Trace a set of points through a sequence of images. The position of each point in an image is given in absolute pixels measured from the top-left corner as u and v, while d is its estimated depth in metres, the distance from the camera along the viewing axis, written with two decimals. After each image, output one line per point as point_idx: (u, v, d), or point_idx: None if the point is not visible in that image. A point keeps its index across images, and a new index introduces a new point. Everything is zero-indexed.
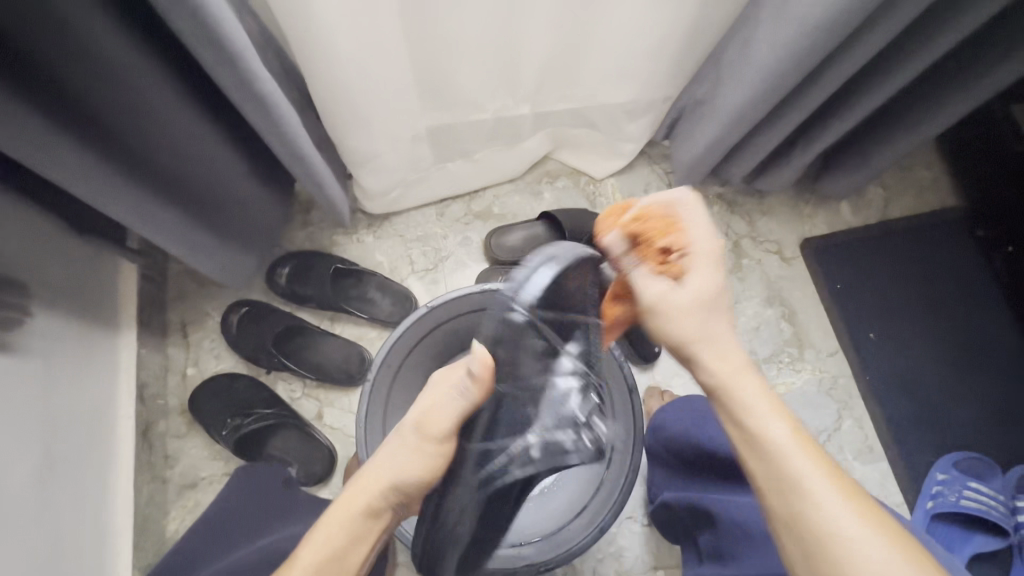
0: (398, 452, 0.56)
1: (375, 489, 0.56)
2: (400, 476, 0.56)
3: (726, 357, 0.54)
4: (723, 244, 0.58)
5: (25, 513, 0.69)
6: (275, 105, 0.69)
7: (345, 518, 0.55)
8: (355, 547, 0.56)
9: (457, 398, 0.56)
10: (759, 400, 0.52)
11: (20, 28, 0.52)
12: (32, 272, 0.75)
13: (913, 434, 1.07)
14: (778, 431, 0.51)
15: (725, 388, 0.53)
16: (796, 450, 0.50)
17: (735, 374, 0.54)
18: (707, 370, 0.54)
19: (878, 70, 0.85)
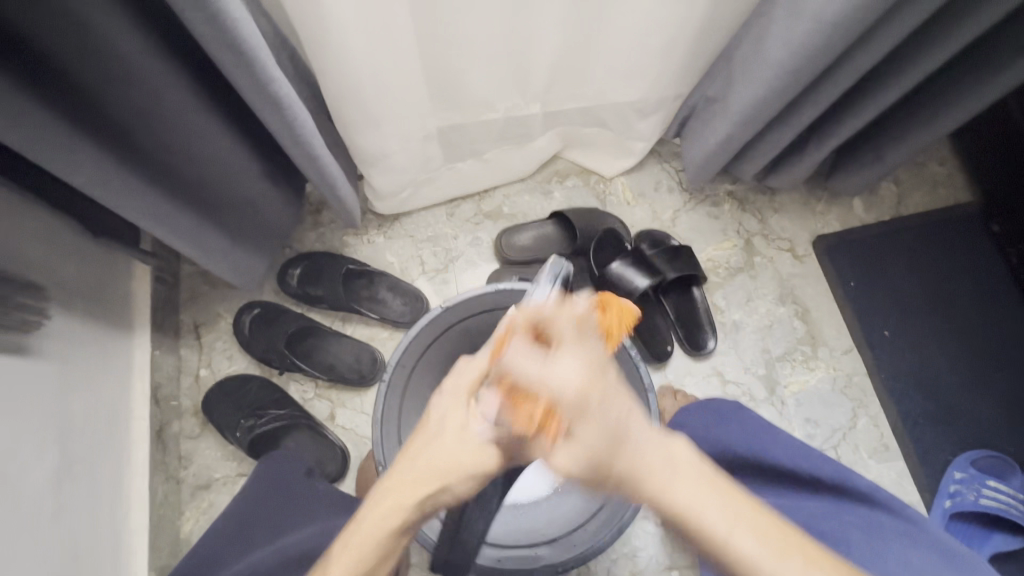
0: (447, 469, 0.56)
1: (411, 507, 0.54)
2: (447, 492, 0.56)
3: (653, 462, 0.46)
4: (598, 352, 0.48)
5: (44, 514, 0.69)
6: (289, 107, 0.69)
7: (383, 532, 0.53)
8: (386, 562, 0.54)
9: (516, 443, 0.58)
10: (701, 503, 0.45)
11: (41, 32, 0.53)
12: (48, 275, 0.75)
13: (930, 432, 1.06)
14: (717, 524, 0.44)
15: (662, 497, 0.46)
16: (760, 550, 0.43)
17: (665, 475, 0.46)
18: (645, 493, 0.46)
19: (892, 66, 0.84)
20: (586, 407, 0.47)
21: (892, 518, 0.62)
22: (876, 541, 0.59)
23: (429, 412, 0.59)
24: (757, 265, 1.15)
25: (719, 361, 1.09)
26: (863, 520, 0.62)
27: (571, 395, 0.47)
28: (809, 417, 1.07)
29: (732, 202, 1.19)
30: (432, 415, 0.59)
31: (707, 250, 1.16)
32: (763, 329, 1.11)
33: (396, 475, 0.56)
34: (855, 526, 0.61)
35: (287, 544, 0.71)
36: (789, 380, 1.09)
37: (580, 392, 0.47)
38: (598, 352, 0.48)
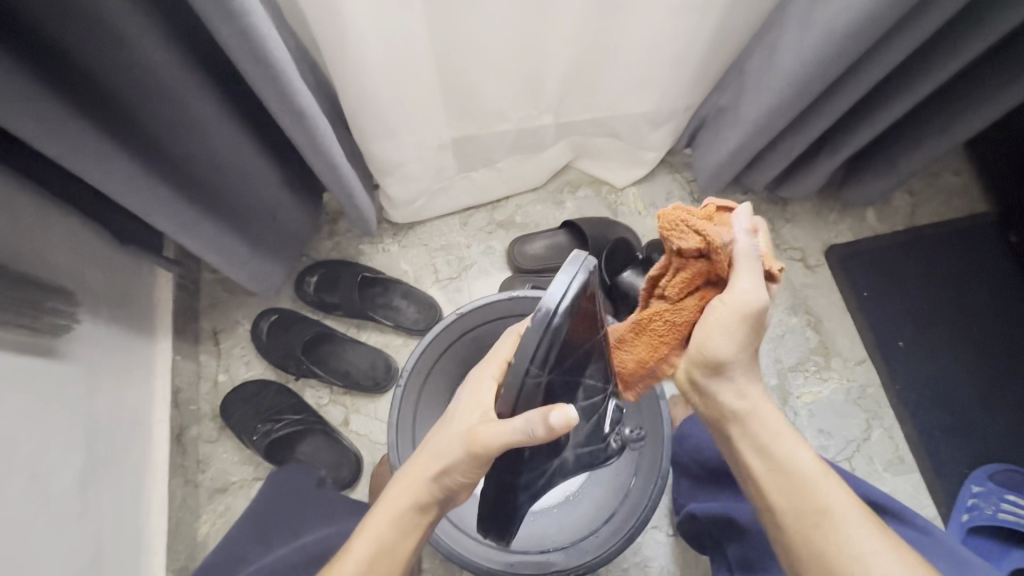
0: (446, 457, 0.57)
1: (418, 488, 0.59)
2: (451, 477, 0.58)
3: (745, 388, 0.57)
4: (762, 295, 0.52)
5: (68, 512, 0.71)
6: (311, 118, 0.72)
7: (399, 511, 0.59)
8: (407, 539, 0.59)
9: (519, 428, 0.53)
10: (780, 428, 0.56)
11: (84, 48, 0.56)
12: (77, 281, 0.78)
13: (947, 444, 1.04)
14: (803, 456, 0.54)
15: (750, 418, 0.56)
16: (819, 473, 0.53)
17: (761, 405, 0.56)
18: (730, 399, 0.57)
19: (905, 76, 0.85)
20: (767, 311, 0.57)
21: (901, 527, 0.63)
22: None
23: (449, 402, 0.62)
24: None
25: None
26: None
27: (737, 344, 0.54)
28: (822, 428, 1.06)
29: None
30: (449, 409, 0.62)
31: None
32: (775, 339, 1.11)
33: (415, 459, 0.60)
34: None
35: (305, 544, 0.72)
36: (801, 390, 1.08)
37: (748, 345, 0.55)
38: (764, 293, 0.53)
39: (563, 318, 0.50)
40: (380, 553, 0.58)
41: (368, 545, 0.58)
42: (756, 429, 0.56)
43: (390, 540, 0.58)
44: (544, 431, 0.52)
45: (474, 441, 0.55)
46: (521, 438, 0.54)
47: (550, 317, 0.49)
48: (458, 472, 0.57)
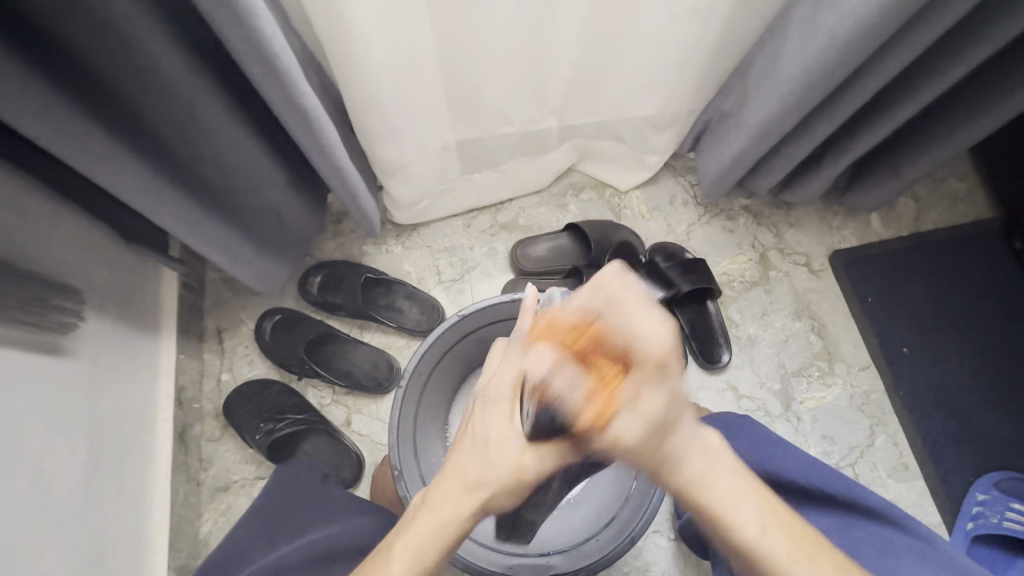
0: (496, 483, 0.53)
1: (461, 518, 0.52)
2: (496, 503, 0.54)
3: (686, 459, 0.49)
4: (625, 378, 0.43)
5: (71, 509, 0.72)
6: (316, 119, 0.72)
7: (440, 537, 0.52)
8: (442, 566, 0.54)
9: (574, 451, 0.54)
10: (730, 501, 0.48)
11: (93, 51, 0.57)
12: (84, 279, 0.79)
13: (952, 451, 1.03)
14: (756, 536, 0.48)
15: (691, 496, 0.49)
16: (776, 553, 0.48)
17: (707, 480, 0.48)
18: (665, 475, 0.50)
19: (909, 81, 0.85)
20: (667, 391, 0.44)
21: (904, 536, 0.62)
22: (889, 559, 0.59)
23: (473, 422, 0.56)
24: (772, 279, 1.15)
25: (734, 375, 1.09)
26: (874, 537, 0.63)
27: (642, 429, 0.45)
28: (825, 434, 1.05)
29: (747, 216, 1.19)
30: (474, 424, 0.56)
31: (722, 263, 1.16)
32: (778, 344, 1.11)
33: (454, 481, 0.54)
34: (866, 541, 0.62)
35: (307, 543, 0.73)
36: (804, 396, 1.08)
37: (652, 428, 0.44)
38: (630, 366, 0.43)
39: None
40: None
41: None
42: (707, 513, 0.49)
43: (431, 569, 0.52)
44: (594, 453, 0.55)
45: (524, 468, 0.52)
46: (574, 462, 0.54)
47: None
48: (506, 498, 0.54)
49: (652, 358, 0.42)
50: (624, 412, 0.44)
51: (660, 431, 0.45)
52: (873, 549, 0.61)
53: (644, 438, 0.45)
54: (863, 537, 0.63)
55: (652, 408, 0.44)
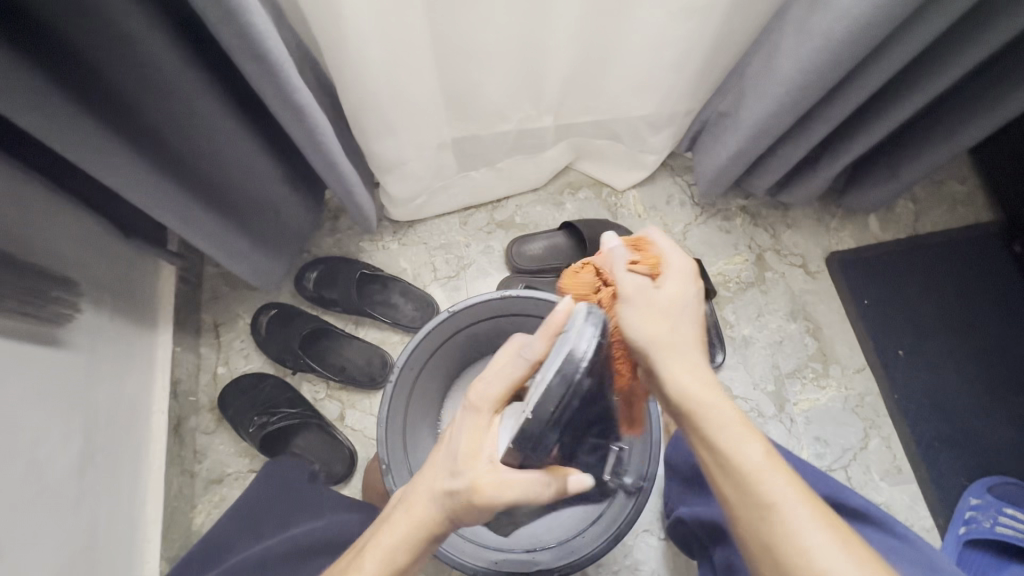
0: (460, 503, 0.53)
1: (431, 527, 0.54)
2: (463, 518, 0.54)
3: (692, 370, 0.53)
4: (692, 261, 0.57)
5: (65, 498, 0.73)
6: (312, 115, 0.73)
7: (410, 546, 0.54)
8: (416, 566, 0.56)
9: (530, 486, 0.53)
10: (729, 417, 0.51)
11: (91, 45, 0.57)
12: (80, 272, 0.80)
13: (945, 455, 1.03)
14: (755, 454, 0.50)
15: (696, 406, 0.52)
16: (770, 470, 0.49)
17: (709, 397, 0.52)
18: (672, 382, 0.53)
19: (906, 83, 0.84)
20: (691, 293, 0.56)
21: (879, 531, 0.63)
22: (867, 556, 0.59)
23: (449, 429, 0.55)
24: (768, 280, 1.14)
25: (728, 375, 1.09)
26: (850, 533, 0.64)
27: (672, 304, 0.55)
28: (819, 436, 1.05)
29: (744, 216, 1.19)
30: (450, 432, 0.55)
31: (718, 263, 1.16)
32: (773, 345, 1.10)
33: (427, 494, 0.54)
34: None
35: (295, 535, 0.73)
36: (798, 397, 1.07)
37: (687, 301, 0.55)
38: (680, 257, 0.57)
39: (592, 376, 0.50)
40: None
41: (375, 573, 0.54)
42: (709, 424, 0.51)
43: (400, 570, 0.55)
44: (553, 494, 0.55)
45: (481, 495, 0.51)
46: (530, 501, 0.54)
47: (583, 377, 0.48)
48: (472, 517, 0.54)
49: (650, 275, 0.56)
50: (630, 309, 0.55)
51: (686, 317, 0.55)
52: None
53: (648, 332, 0.54)
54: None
55: (657, 311, 0.54)
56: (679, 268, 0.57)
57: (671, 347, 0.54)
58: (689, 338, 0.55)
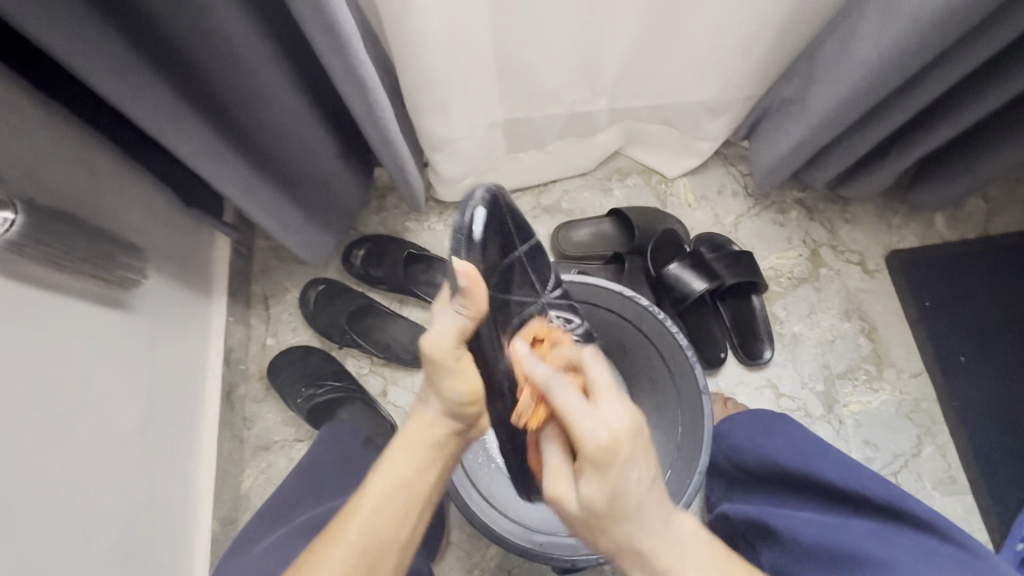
0: (433, 386, 0.58)
1: (433, 420, 0.59)
2: (448, 404, 0.58)
3: (666, 544, 0.48)
4: (623, 430, 0.47)
5: (128, 454, 0.76)
6: (372, 90, 0.72)
7: (414, 446, 0.58)
8: (427, 476, 0.58)
9: (450, 314, 0.57)
10: None
11: (170, 20, 0.59)
12: (147, 239, 0.83)
13: (1006, 468, 0.98)
14: None
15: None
16: None
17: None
18: (619, 547, 0.49)
19: (993, 71, 0.79)
20: (610, 484, 0.47)
21: (946, 543, 0.55)
22: (926, 565, 0.53)
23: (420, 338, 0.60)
24: (823, 276, 1.10)
25: (775, 373, 1.06)
26: (913, 544, 0.56)
27: (594, 490, 0.47)
28: (869, 440, 1.02)
29: (800, 210, 1.14)
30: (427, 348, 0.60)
31: (769, 258, 1.12)
32: (824, 344, 1.07)
33: (415, 404, 0.61)
34: (899, 546, 0.56)
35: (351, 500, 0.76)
36: (848, 399, 1.04)
37: (622, 485, 0.47)
38: (625, 436, 0.46)
39: (473, 232, 0.63)
40: (398, 491, 0.56)
41: (386, 486, 0.56)
42: None
43: (408, 478, 0.57)
44: (468, 299, 0.56)
45: (429, 357, 0.56)
46: (465, 322, 0.57)
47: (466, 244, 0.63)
48: (451, 390, 0.57)
49: (602, 446, 0.46)
50: (569, 478, 0.51)
51: (635, 497, 0.47)
52: (910, 556, 0.55)
53: (581, 512, 0.49)
54: (899, 543, 0.56)
55: (596, 487, 0.47)
56: (602, 448, 0.46)
57: (602, 524, 0.48)
58: (650, 512, 0.48)
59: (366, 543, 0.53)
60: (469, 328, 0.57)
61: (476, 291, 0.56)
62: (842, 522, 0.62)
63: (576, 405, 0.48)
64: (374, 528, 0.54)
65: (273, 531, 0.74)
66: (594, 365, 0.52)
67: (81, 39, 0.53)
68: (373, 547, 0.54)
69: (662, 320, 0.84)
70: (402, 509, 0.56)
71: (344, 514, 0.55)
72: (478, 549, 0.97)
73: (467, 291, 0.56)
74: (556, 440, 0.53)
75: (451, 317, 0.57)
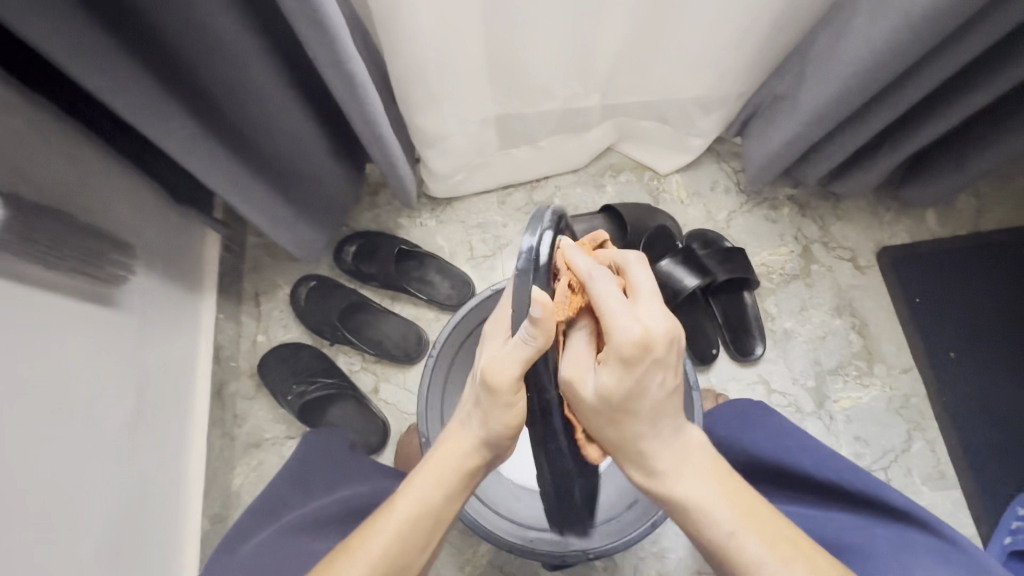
0: (481, 414, 0.57)
1: (470, 447, 0.59)
2: (488, 432, 0.58)
3: (671, 450, 0.54)
4: (661, 332, 0.49)
5: (117, 452, 0.76)
6: (362, 85, 0.72)
7: (443, 469, 0.59)
8: (453, 500, 0.59)
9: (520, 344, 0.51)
10: (703, 487, 0.53)
11: (157, 14, 0.58)
12: (135, 236, 0.82)
13: (994, 462, 0.99)
14: (713, 501, 0.52)
15: (664, 469, 0.54)
16: (721, 504, 0.52)
17: (676, 471, 0.53)
18: (626, 434, 0.53)
19: (982, 68, 0.79)
20: (635, 377, 0.50)
21: (931, 538, 0.56)
22: (905, 555, 0.55)
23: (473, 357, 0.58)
24: (814, 273, 1.11)
25: (767, 369, 1.06)
26: (894, 534, 0.58)
27: (618, 379, 0.50)
28: (859, 435, 1.02)
29: (792, 207, 1.15)
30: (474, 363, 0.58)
31: (762, 254, 1.12)
32: (815, 340, 1.07)
33: (454, 420, 0.62)
34: (881, 536, 0.58)
35: (340, 498, 0.76)
36: (839, 395, 1.04)
37: (646, 377, 0.50)
38: (662, 336, 0.49)
39: (542, 262, 0.49)
40: (426, 511, 0.57)
41: (414, 505, 0.56)
42: (678, 501, 0.53)
43: (437, 500, 0.58)
44: (540, 329, 0.48)
45: (490, 383, 0.53)
46: (532, 356, 0.51)
47: (534, 266, 0.49)
48: (497, 422, 0.57)
49: (640, 343, 0.48)
50: (590, 367, 0.52)
51: (654, 390, 0.51)
52: (891, 547, 0.56)
53: (597, 397, 0.51)
54: (882, 534, 0.58)
55: (622, 376, 0.49)
56: (640, 341, 0.48)
57: (615, 411, 0.52)
58: (660, 407, 0.53)
59: (389, 565, 0.53)
60: (535, 361, 0.52)
61: (558, 323, 0.52)
62: (828, 514, 0.63)
63: (620, 301, 0.49)
64: (399, 547, 0.54)
65: (262, 530, 0.73)
66: (639, 265, 0.52)
67: (66, 34, 0.53)
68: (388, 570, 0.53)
69: None
70: (427, 531, 0.56)
71: (367, 526, 0.55)
72: (470, 545, 0.97)
73: (544, 326, 0.48)
74: (581, 327, 0.54)
75: (522, 351, 0.51)
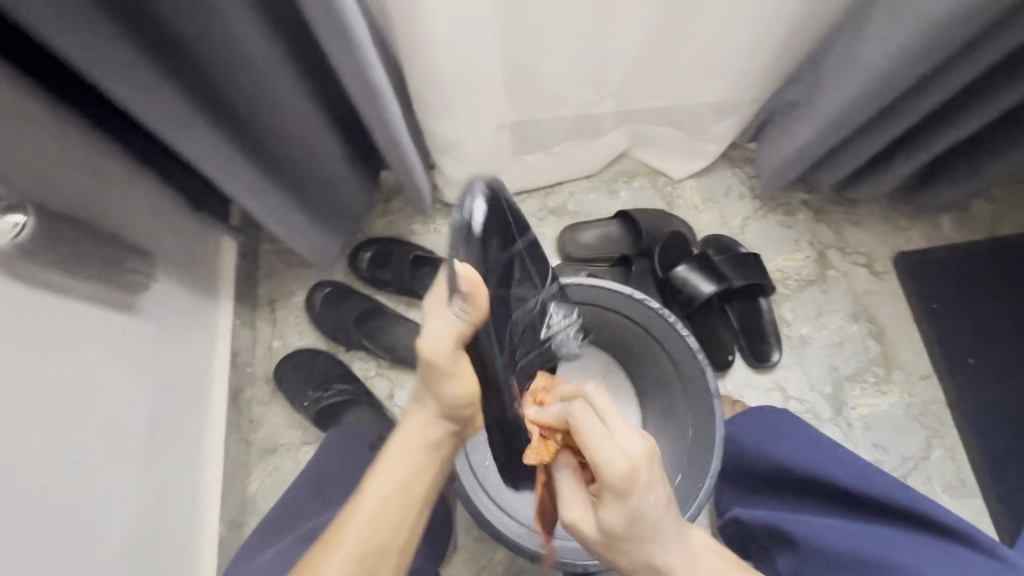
0: (431, 391, 0.58)
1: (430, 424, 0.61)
2: (443, 406, 0.59)
3: (675, 548, 0.52)
4: (642, 457, 0.48)
5: (136, 458, 0.76)
6: (380, 93, 0.72)
7: (407, 450, 0.60)
8: (421, 476, 0.61)
9: (450, 320, 0.51)
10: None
11: (181, 21, 0.59)
12: (154, 243, 0.83)
13: (1015, 470, 0.98)
14: None
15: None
16: None
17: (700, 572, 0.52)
18: (634, 558, 0.52)
19: (1001, 73, 0.78)
20: (628, 510, 0.49)
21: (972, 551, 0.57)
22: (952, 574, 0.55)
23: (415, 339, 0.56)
24: (830, 278, 1.10)
25: (783, 375, 1.05)
26: (935, 550, 0.58)
27: (616, 514, 0.50)
28: (877, 443, 1.01)
29: (807, 212, 1.14)
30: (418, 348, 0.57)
31: (776, 259, 1.12)
32: (832, 347, 1.06)
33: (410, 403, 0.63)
34: (924, 555, 0.57)
35: None
36: (856, 401, 1.03)
37: (642, 503, 0.49)
38: (641, 461, 0.48)
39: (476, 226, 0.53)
40: (396, 492, 0.59)
41: (383, 490, 0.58)
42: None
43: (405, 481, 0.59)
44: (466, 304, 0.50)
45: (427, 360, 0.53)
46: (465, 329, 0.51)
47: (467, 228, 0.52)
48: (448, 395, 0.57)
49: (625, 478, 0.48)
50: (587, 501, 0.53)
51: (654, 510, 0.50)
52: (939, 565, 0.56)
53: (601, 535, 0.52)
54: (924, 550, 0.58)
55: (615, 513, 0.50)
56: (625, 476, 0.47)
57: (622, 538, 0.51)
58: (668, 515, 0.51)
59: (370, 543, 0.56)
60: (470, 334, 0.52)
61: (480, 295, 0.50)
62: (864, 528, 0.62)
63: (598, 435, 0.49)
64: (373, 528, 0.57)
65: (282, 538, 0.74)
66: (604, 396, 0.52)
67: (93, 43, 0.53)
68: (374, 549, 0.56)
69: (672, 322, 0.82)
70: (402, 510, 0.59)
71: (344, 518, 0.58)
72: (485, 552, 0.97)
73: (468, 298, 0.49)
74: (569, 468, 0.55)
75: (452, 324, 0.52)
